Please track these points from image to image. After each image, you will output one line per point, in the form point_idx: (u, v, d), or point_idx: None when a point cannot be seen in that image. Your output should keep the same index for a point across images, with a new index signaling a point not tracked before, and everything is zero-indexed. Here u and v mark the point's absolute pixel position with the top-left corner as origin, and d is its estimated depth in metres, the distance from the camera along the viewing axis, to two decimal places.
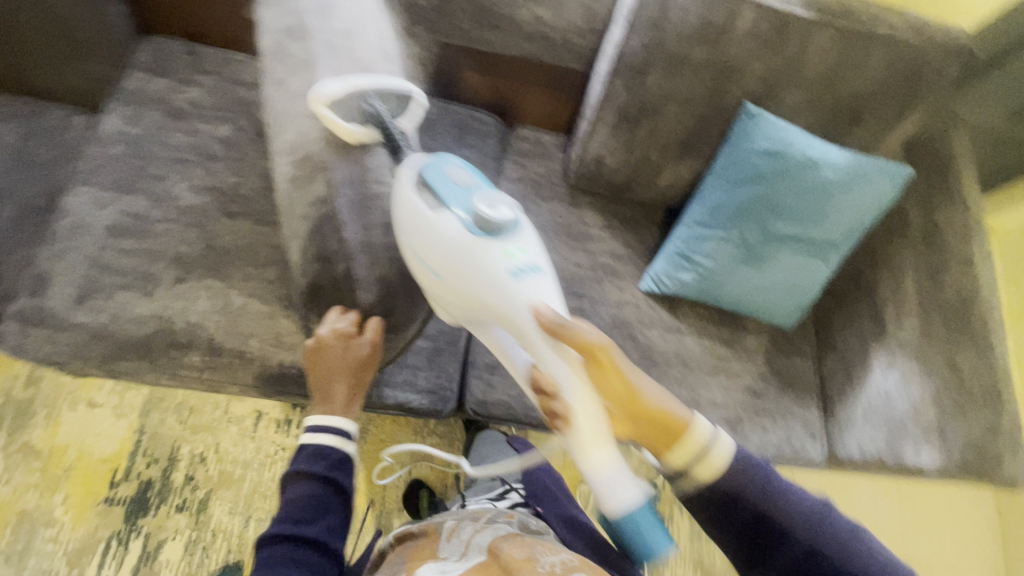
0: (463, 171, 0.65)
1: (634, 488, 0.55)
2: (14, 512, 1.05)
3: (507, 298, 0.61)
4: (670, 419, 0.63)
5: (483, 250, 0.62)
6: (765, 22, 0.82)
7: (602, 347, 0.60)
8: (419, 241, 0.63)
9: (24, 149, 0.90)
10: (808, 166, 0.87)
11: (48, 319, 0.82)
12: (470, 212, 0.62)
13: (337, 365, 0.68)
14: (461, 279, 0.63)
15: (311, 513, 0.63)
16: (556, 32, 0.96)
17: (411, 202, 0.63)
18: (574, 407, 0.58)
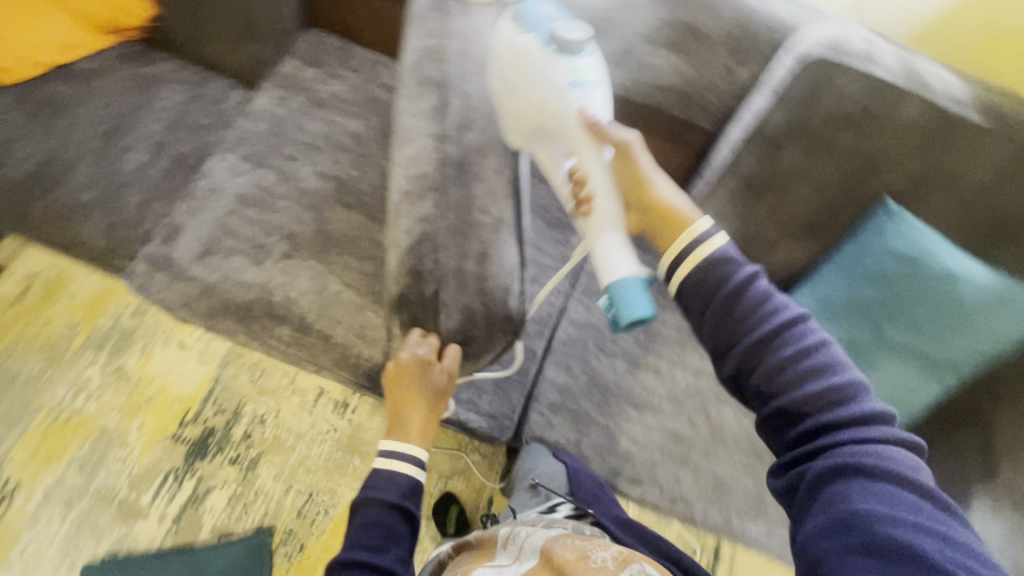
0: (553, 10, 0.67)
1: (625, 260, 0.61)
2: (97, 426, 1.16)
3: (557, 100, 0.64)
4: (671, 210, 0.58)
5: (548, 64, 0.64)
6: (929, 119, 0.76)
7: (628, 144, 0.63)
8: (501, 61, 0.68)
9: (186, 111, 1.00)
10: (945, 278, 0.80)
11: (171, 267, 0.89)
12: (546, 33, 0.65)
13: (415, 390, 0.70)
14: (523, 89, 0.66)
15: (382, 541, 0.62)
16: (692, 88, 0.94)
17: (501, 27, 0.69)
18: (591, 190, 0.63)
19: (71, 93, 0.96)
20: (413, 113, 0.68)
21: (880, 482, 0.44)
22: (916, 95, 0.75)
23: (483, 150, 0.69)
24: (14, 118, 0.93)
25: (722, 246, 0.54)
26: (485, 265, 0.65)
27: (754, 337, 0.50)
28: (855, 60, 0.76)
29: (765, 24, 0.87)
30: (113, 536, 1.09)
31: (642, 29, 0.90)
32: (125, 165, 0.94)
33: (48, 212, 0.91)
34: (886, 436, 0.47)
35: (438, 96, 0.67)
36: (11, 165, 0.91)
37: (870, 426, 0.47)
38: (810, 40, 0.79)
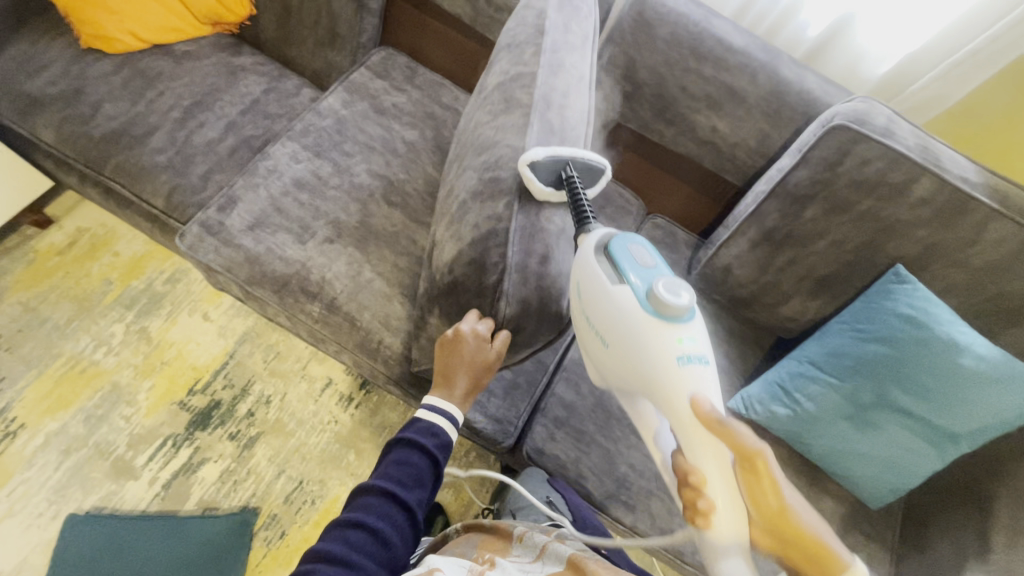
0: (646, 251, 0.62)
1: None
2: (110, 381, 1.18)
3: (671, 385, 0.57)
4: (824, 549, 0.62)
5: (658, 335, 0.58)
6: (943, 194, 0.81)
7: (758, 454, 0.60)
8: (594, 308, 0.62)
9: (261, 100, 1.09)
10: (949, 347, 0.83)
11: (220, 233, 0.94)
12: (648, 293, 0.58)
13: (463, 362, 0.71)
14: (623, 351, 0.60)
15: (409, 480, 0.66)
16: (726, 143, 1.02)
17: (591, 270, 0.62)
18: (723, 509, 0.58)
19: (164, 68, 1.06)
20: (497, 129, 0.77)
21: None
22: (931, 172, 0.81)
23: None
24: (110, 83, 1.02)
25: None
26: (546, 265, 0.68)
27: None
28: (879, 134, 0.82)
29: (800, 94, 0.94)
30: (102, 491, 1.10)
31: (686, 85, 0.99)
32: (198, 137, 1.02)
33: (121, 168, 0.98)
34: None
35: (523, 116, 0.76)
36: (98, 122, 0.99)
37: None
38: (838, 111, 0.86)
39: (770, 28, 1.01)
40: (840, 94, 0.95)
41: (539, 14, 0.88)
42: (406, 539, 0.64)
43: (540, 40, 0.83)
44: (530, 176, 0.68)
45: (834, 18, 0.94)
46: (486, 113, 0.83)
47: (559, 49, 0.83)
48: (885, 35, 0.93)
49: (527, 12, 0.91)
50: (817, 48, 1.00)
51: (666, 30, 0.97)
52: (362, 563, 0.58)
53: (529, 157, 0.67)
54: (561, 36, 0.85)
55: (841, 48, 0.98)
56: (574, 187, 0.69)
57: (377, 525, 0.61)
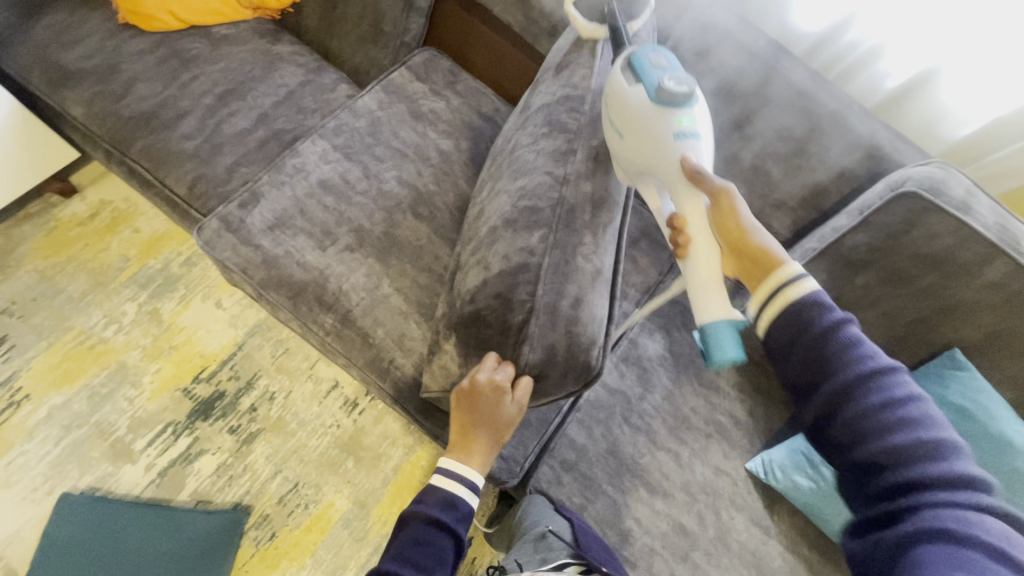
0: (665, 55, 0.66)
1: (720, 306, 0.60)
2: (118, 360, 1.17)
3: (663, 147, 0.62)
4: (766, 254, 0.61)
5: (657, 118, 0.63)
6: (1016, 281, 0.74)
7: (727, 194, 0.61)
8: (612, 107, 0.67)
9: (296, 93, 1.05)
10: (999, 446, 0.76)
11: (240, 230, 0.91)
12: (654, 82, 0.63)
13: (484, 417, 0.68)
14: (632, 129, 0.65)
15: (430, 561, 0.66)
16: (778, 191, 0.95)
17: (613, 77, 0.68)
18: (693, 240, 0.62)
19: (201, 51, 1.03)
20: (536, 152, 0.74)
21: (970, 550, 0.48)
22: (1007, 255, 0.73)
23: (600, 202, 0.70)
24: (145, 61, 0.99)
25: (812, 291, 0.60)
26: (579, 309, 0.64)
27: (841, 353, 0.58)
28: (953, 207, 0.75)
29: (868, 147, 0.87)
30: (98, 472, 1.09)
31: (743, 124, 0.92)
32: (228, 126, 0.99)
33: (147, 152, 0.95)
34: (986, 506, 0.51)
35: (569, 142, 0.72)
36: (129, 101, 0.97)
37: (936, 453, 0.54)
38: (910, 175, 0.79)
39: (844, 72, 0.94)
40: (912, 151, 0.87)
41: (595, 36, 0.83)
42: None
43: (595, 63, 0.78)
44: (575, 12, 0.80)
45: (917, 70, 0.87)
46: (527, 133, 0.78)
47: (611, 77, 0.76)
48: (972, 97, 0.85)
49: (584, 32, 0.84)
50: (893, 100, 0.93)
51: (728, 64, 0.91)
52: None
53: None
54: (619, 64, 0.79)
55: (919, 103, 0.91)
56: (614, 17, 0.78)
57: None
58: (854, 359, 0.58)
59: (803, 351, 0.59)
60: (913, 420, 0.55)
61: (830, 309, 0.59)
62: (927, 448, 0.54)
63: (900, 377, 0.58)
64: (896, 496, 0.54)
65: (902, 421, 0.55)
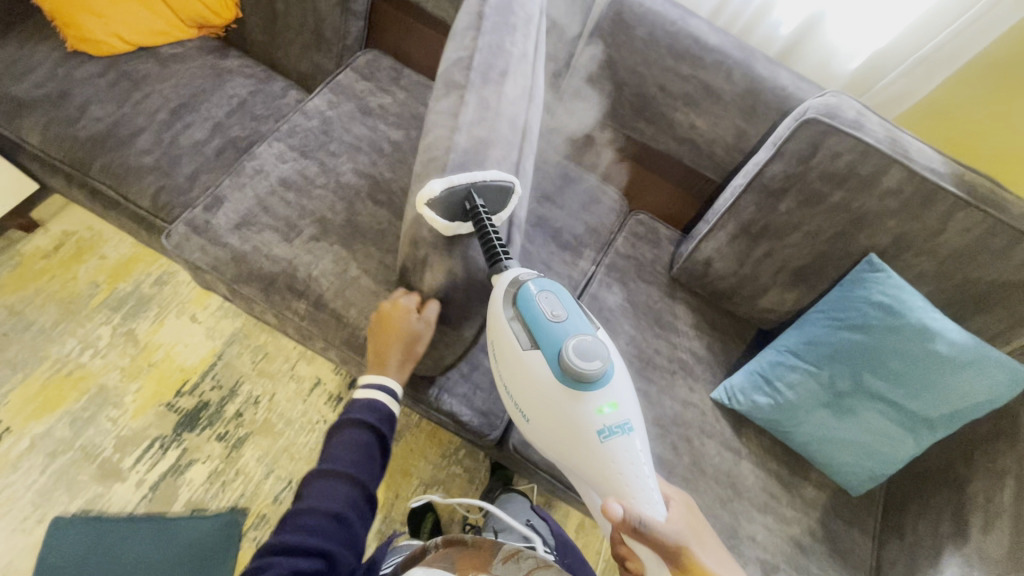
0: (553, 304, 0.67)
1: None
2: (97, 383, 1.18)
3: (595, 453, 0.66)
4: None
5: (577, 409, 0.65)
6: (911, 185, 0.84)
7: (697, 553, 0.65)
8: (515, 375, 0.69)
9: (248, 102, 1.11)
10: (921, 334, 0.85)
11: (207, 231, 0.95)
12: (557, 359, 0.65)
13: (392, 332, 0.75)
14: (545, 414, 0.67)
15: (360, 457, 0.68)
16: (704, 141, 1.04)
17: (507, 336, 0.68)
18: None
19: (151, 71, 1.08)
20: (435, 113, 0.76)
21: None
22: (901, 163, 0.83)
23: (489, 142, 0.72)
24: (97, 85, 1.04)
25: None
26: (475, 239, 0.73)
27: None
28: (849, 125, 0.85)
29: (774, 90, 0.97)
30: (88, 494, 1.09)
31: (664, 83, 1.02)
32: (185, 137, 1.03)
33: (107, 169, 0.99)
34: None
35: (461, 96, 0.75)
36: (85, 124, 1.00)
37: None
38: (810, 105, 0.88)
39: (745, 27, 1.05)
40: (812, 90, 0.98)
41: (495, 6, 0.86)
42: (366, 512, 0.66)
43: (481, 24, 0.82)
44: (432, 212, 0.66)
45: (804, 17, 0.98)
46: None
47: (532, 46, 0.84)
48: (855, 32, 0.96)
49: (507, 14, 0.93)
50: (790, 45, 1.03)
51: (642, 30, 0.99)
52: (325, 545, 0.60)
53: (426, 193, 0.65)
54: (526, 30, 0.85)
55: (813, 46, 1.02)
56: (477, 218, 0.67)
57: (334, 507, 0.62)
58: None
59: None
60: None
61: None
62: None
63: None
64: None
65: None
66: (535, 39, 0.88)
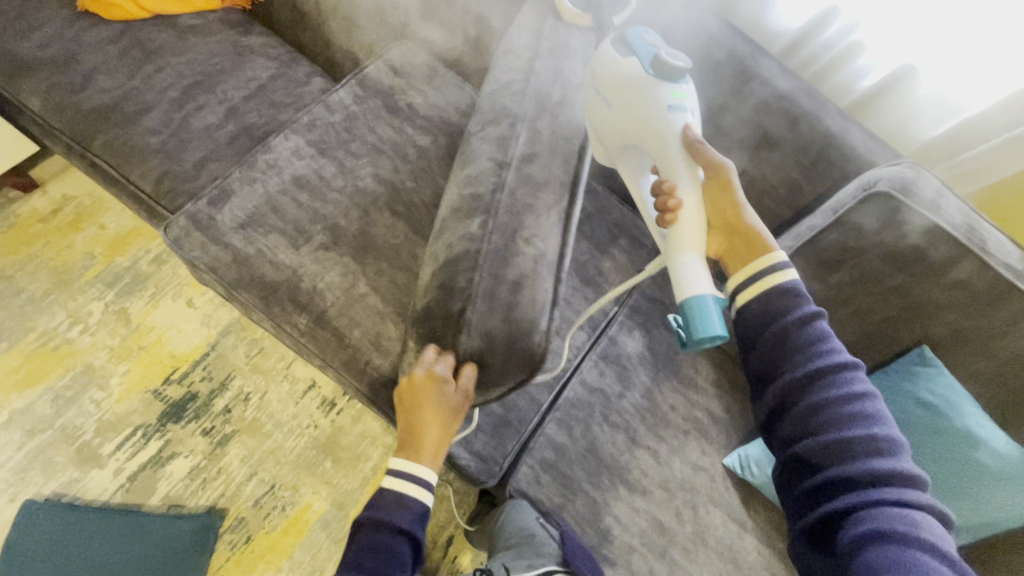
0: (657, 39, 0.71)
1: (710, 282, 0.63)
2: (84, 361, 1.13)
3: (663, 119, 0.67)
4: (756, 237, 0.69)
5: (653, 90, 0.67)
6: (981, 279, 0.76)
7: (723, 169, 0.67)
8: (603, 74, 0.71)
9: (267, 86, 1.02)
10: (964, 440, 0.78)
11: (210, 228, 0.88)
12: (652, 60, 0.68)
13: (422, 404, 0.65)
14: (626, 101, 0.69)
15: (386, 565, 0.64)
16: (755, 190, 0.95)
17: (607, 53, 0.72)
18: (687, 208, 0.66)
19: (166, 41, 1.00)
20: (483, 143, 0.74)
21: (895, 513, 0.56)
22: (975, 255, 0.75)
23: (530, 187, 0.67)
24: (106, 52, 0.96)
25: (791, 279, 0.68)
26: (518, 292, 0.63)
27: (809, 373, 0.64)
28: (923, 206, 0.77)
29: (839, 147, 0.88)
30: (64, 477, 1.05)
31: (719, 122, 0.93)
32: (195, 119, 0.95)
33: (109, 146, 0.92)
34: (929, 506, 0.57)
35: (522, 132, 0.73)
36: (91, 93, 0.93)
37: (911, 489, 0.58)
38: (881, 175, 0.81)
39: (823, 69, 0.98)
40: (883, 153, 0.89)
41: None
42: None
43: (538, 46, 0.82)
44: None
45: (896, 66, 0.90)
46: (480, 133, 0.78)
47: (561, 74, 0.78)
48: (953, 91, 0.88)
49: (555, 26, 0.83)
50: (869, 98, 0.97)
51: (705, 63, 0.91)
52: None
53: None
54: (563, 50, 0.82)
55: (895, 103, 0.95)
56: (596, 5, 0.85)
57: None
58: (818, 349, 0.64)
59: (772, 338, 0.66)
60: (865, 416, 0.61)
61: (805, 298, 0.66)
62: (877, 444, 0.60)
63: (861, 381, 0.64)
64: (825, 508, 0.61)
65: (855, 416, 0.61)
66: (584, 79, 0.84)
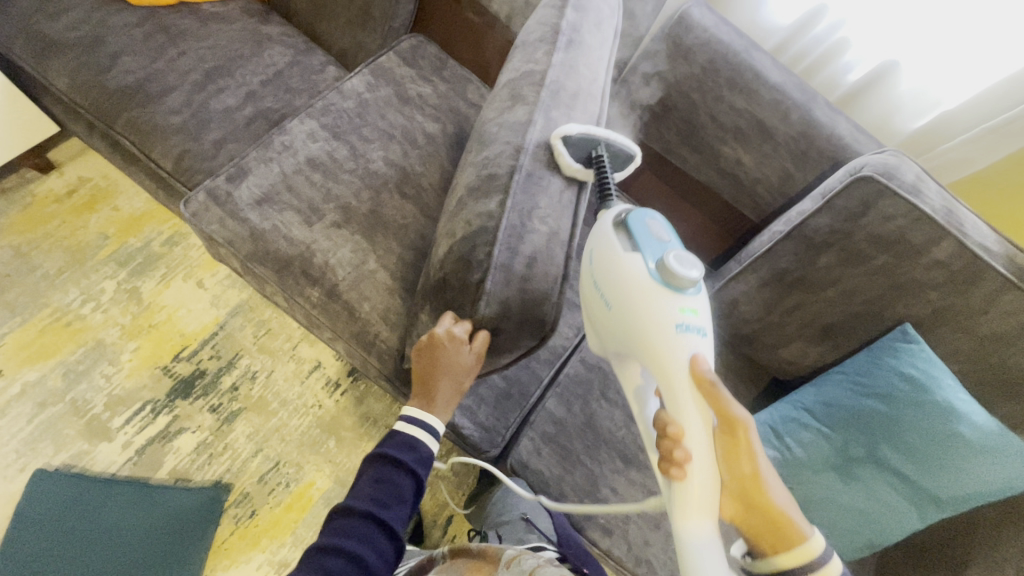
0: (663, 227, 0.65)
1: (722, 565, 0.57)
2: (96, 337, 1.16)
3: (669, 346, 0.59)
4: (785, 519, 0.63)
5: (661, 301, 0.60)
6: (961, 259, 0.81)
7: (741, 423, 0.61)
8: (603, 272, 0.65)
9: (284, 73, 1.07)
10: (944, 412, 0.83)
11: (227, 203, 0.92)
12: (659, 262, 0.61)
13: (439, 364, 0.68)
14: (626, 310, 0.62)
15: (389, 498, 0.65)
16: (748, 179, 1.00)
17: (608, 239, 0.66)
18: (696, 465, 0.58)
19: (189, 28, 1.04)
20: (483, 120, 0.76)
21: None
22: (953, 235, 0.80)
23: (537, 163, 0.71)
24: (132, 36, 1.00)
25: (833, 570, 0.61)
26: (531, 268, 0.67)
27: None
28: (904, 189, 0.82)
29: (827, 137, 0.93)
30: (73, 449, 1.08)
31: (716, 112, 0.97)
32: (215, 102, 1.00)
33: (132, 125, 0.96)
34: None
35: (529, 113, 0.74)
36: (115, 74, 0.97)
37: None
38: (865, 162, 0.86)
39: (812, 65, 1.04)
40: (870, 144, 0.94)
41: (557, 13, 0.85)
42: (387, 560, 0.63)
43: (555, 38, 0.81)
44: (562, 148, 0.71)
45: (880, 62, 0.97)
46: (491, 110, 0.81)
47: (571, 50, 0.81)
48: (932, 85, 0.94)
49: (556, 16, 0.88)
50: (855, 92, 1.03)
51: (703, 57, 0.96)
52: None
53: (562, 130, 0.70)
54: (577, 37, 0.83)
55: (879, 96, 1.02)
56: (602, 166, 0.71)
57: (354, 549, 0.60)
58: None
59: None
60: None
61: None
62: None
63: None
64: None
65: None
66: (606, 61, 0.87)
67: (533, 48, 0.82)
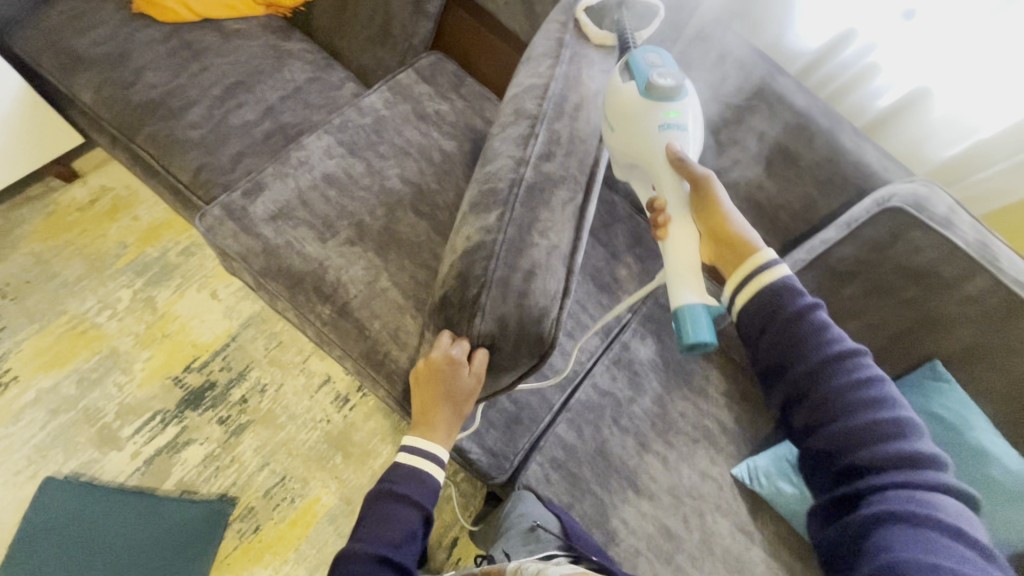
0: (658, 56, 0.71)
1: (695, 288, 0.63)
2: (111, 345, 1.17)
3: (648, 139, 0.68)
4: (745, 244, 0.67)
5: (645, 108, 0.68)
6: (996, 295, 0.77)
7: (709, 180, 0.67)
8: (607, 100, 0.73)
9: (303, 88, 1.08)
10: (977, 457, 0.78)
11: (243, 218, 0.92)
12: (646, 80, 0.68)
13: (438, 384, 0.66)
14: (622, 122, 0.70)
15: (400, 537, 0.66)
16: (771, 205, 0.97)
17: (612, 74, 0.74)
18: (676, 222, 0.67)
19: (212, 44, 1.06)
20: (502, 138, 0.75)
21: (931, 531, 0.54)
22: (986, 270, 0.76)
23: (554, 180, 0.71)
24: (156, 51, 1.02)
25: (784, 276, 0.66)
26: (530, 282, 0.64)
27: (820, 365, 0.63)
28: (936, 222, 0.79)
29: (853, 163, 0.90)
30: (83, 457, 1.08)
31: (736, 134, 0.95)
32: (235, 117, 1.01)
33: (153, 138, 0.97)
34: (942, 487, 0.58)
35: (542, 133, 0.73)
36: (139, 88, 0.99)
37: (927, 470, 0.59)
38: (895, 191, 0.82)
39: (840, 89, 1.01)
40: (898, 173, 0.91)
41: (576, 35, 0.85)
42: None
43: (558, 52, 0.82)
44: (585, 19, 0.86)
45: (911, 88, 0.94)
46: (494, 124, 0.79)
47: (574, 64, 0.81)
48: (967, 111, 0.92)
49: (551, 25, 0.88)
50: (883, 118, 1.01)
51: (722, 77, 0.94)
52: None
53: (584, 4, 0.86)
54: (580, 51, 0.83)
55: (910, 123, 0.99)
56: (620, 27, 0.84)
57: None
58: (828, 346, 0.63)
59: (775, 333, 0.64)
60: (877, 400, 0.62)
61: (801, 295, 0.64)
62: (886, 428, 0.61)
63: (864, 362, 0.64)
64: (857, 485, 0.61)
65: (869, 404, 0.62)
66: None
67: (534, 61, 0.82)
